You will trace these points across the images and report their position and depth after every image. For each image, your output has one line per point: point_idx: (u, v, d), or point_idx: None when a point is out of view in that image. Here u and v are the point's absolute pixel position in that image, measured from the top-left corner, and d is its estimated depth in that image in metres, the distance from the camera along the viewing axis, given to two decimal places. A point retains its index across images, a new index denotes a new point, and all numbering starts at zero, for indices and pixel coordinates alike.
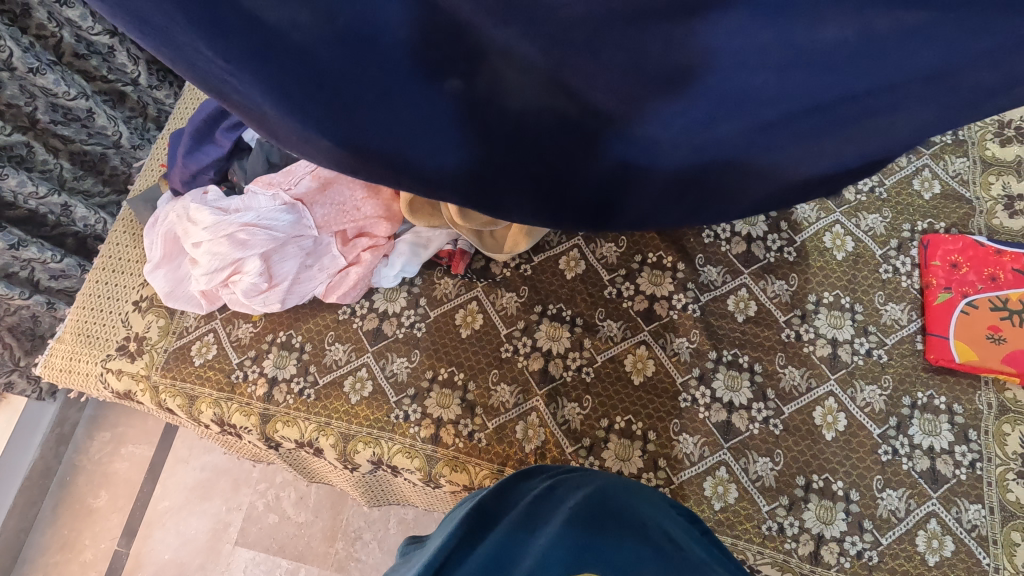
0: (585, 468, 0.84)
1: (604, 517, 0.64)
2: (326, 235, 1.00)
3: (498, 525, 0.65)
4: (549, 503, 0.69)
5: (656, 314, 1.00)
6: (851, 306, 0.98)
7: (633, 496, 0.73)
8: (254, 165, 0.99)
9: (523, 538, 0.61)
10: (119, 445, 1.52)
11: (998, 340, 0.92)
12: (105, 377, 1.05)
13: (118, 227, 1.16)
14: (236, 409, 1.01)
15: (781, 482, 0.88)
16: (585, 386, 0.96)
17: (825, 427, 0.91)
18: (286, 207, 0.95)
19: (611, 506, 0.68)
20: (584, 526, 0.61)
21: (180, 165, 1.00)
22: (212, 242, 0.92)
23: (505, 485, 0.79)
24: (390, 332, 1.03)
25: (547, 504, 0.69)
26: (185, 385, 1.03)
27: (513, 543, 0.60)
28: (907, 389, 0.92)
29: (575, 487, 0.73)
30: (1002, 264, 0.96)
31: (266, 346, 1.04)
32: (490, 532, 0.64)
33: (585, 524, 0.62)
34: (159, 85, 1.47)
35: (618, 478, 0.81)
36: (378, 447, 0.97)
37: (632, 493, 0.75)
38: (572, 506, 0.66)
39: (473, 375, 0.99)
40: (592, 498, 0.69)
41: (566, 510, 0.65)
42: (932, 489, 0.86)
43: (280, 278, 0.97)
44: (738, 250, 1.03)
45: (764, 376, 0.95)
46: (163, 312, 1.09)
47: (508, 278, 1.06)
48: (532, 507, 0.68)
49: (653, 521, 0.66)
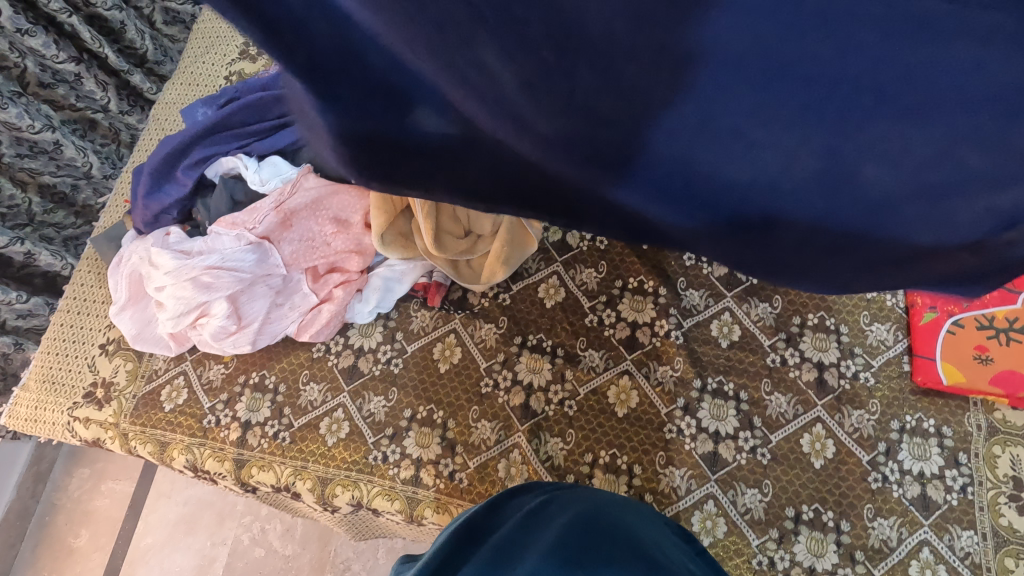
0: (577, 484, 0.78)
1: (599, 533, 0.59)
2: (296, 272, 0.97)
3: (486, 541, 0.58)
4: (540, 516, 0.64)
5: (638, 341, 0.98)
6: (837, 328, 0.96)
7: (627, 513, 0.69)
8: (217, 204, 0.96)
9: (515, 540, 0.57)
10: (99, 481, 1.48)
11: (984, 360, 0.90)
12: (72, 426, 1.01)
13: (83, 266, 1.12)
14: (209, 456, 0.97)
15: (770, 514, 0.86)
16: (568, 420, 0.94)
17: (814, 455, 0.89)
18: (252, 247, 0.91)
19: (604, 523, 0.62)
20: (580, 538, 0.56)
21: (140, 205, 0.98)
22: (175, 286, 0.89)
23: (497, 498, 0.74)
24: (366, 369, 1.00)
25: (542, 516, 0.64)
26: (156, 431, 1.00)
27: (509, 544, 0.56)
28: (895, 413, 0.90)
29: (567, 504, 0.68)
30: None
31: (239, 388, 1.00)
32: (477, 543, 0.59)
33: (582, 538, 0.56)
34: (130, 110, 1.43)
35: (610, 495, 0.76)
36: (357, 490, 0.93)
37: (627, 510, 0.70)
38: (565, 522, 0.61)
39: (453, 412, 0.96)
40: (587, 513, 0.64)
41: (558, 525, 0.60)
42: (923, 517, 0.85)
43: (249, 319, 0.93)
44: (721, 272, 1.01)
45: (750, 404, 0.92)
46: (131, 355, 1.05)
47: (486, 308, 1.03)
48: (523, 522, 0.62)
49: (649, 540, 0.62)
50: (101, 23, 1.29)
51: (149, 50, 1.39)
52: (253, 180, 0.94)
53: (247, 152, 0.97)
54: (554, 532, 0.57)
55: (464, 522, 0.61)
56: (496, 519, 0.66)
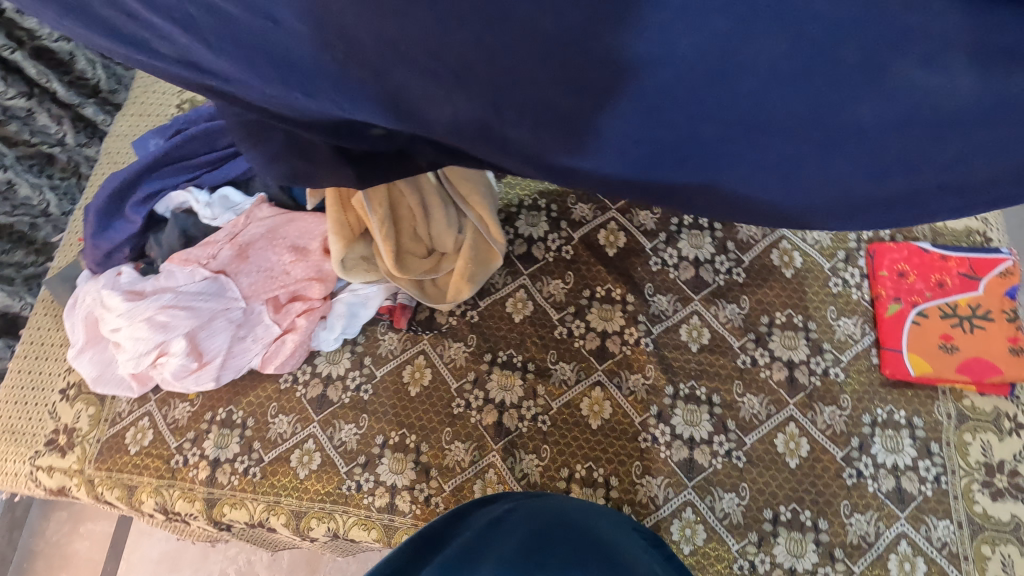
0: (549, 492, 0.74)
1: (562, 541, 0.58)
2: (257, 304, 0.94)
3: (447, 547, 0.58)
4: (497, 522, 0.63)
5: (608, 351, 0.97)
6: (804, 325, 0.96)
7: (594, 519, 0.68)
8: (169, 239, 0.95)
9: (469, 546, 0.56)
10: (78, 523, 1.37)
11: (949, 349, 0.90)
12: (36, 476, 0.98)
13: (39, 310, 1.09)
14: (178, 496, 0.95)
15: (748, 517, 0.86)
16: (542, 435, 0.93)
17: (788, 454, 0.88)
18: (208, 281, 0.90)
19: (566, 532, 0.61)
20: (532, 545, 0.55)
21: (90, 244, 0.95)
22: (130, 328, 0.86)
23: (462, 510, 0.72)
24: (336, 398, 0.98)
25: (506, 523, 0.62)
26: (123, 475, 0.97)
27: (471, 549, 0.55)
28: (866, 407, 0.90)
29: (534, 512, 0.65)
30: (948, 269, 0.95)
31: (206, 426, 0.98)
32: (435, 551, 0.57)
33: (552, 542, 0.57)
34: (89, 142, 1.34)
35: (575, 500, 0.76)
36: (332, 522, 0.91)
37: (594, 517, 0.69)
38: (526, 532, 0.59)
39: (426, 436, 0.94)
40: (550, 522, 0.63)
41: (515, 532, 0.59)
42: (899, 509, 0.85)
43: (211, 355, 0.90)
44: (687, 275, 1.01)
45: (722, 407, 0.92)
46: (93, 399, 1.02)
47: (454, 326, 1.01)
48: (483, 532, 0.60)
49: (613, 546, 0.61)
50: (48, 56, 1.19)
51: (101, 79, 1.31)
52: (205, 214, 0.95)
53: (198, 185, 0.97)
54: (505, 542, 0.56)
55: (419, 535, 0.60)
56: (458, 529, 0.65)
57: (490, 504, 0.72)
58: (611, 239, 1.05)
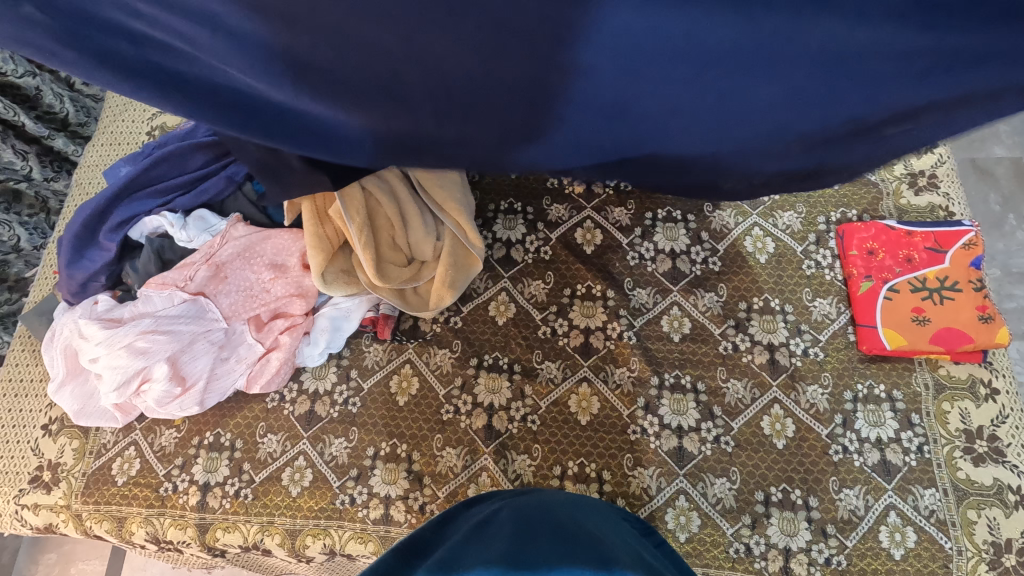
0: (536, 489, 0.75)
1: (548, 535, 0.59)
2: (238, 324, 0.94)
3: (433, 552, 0.59)
4: (484, 524, 0.63)
5: (593, 347, 0.98)
6: (782, 308, 0.98)
7: (582, 512, 0.69)
8: (145, 264, 0.94)
9: (457, 548, 0.57)
10: (68, 564, 1.32)
11: (922, 321, 0.92)
12: (21, 515, 0.96)
13: (16, 345, 1.08)
14: (169, 524, 0.93)
15: (741, 501, 0.87)
16: (533, 435, 0.93)
17: (775, 436, 0.90)
18: (187, 304, 0.90)
19: (553, 524, 0.62)
20: (518, 543, 0.56)
21: (65, 275, 0.95)
22: (110, 356, 0.86)
23: (451, 512, 0.72)
24: (324, 413, 0.97)
25: (494, 524, 0.62)
26: (111, 508, 0.95)
27: (457, 554, 0.55)
28: (847, 383, 0.92)
29: (522, 509, 0.66)
30: (915, 244, 0.98)
31: (194, 451, 0.97)
32: (424, 558, 0.57)
33: (543, 537, 0.58)
34: (57, 176, 1.32)
35: (563, 492, 0.77)
36: (329, 537, 0.91)
37: (583, 510, 0.69)
38: (514, 529, 0.60)
39: (417, 444, 0.94)
40: (536, 520, 0.63)
41: (502, 531, 0.59)
42: (886, 481, 0.86)
43: (194, 379, 0.90)
44: (664, 267, 1.03)
45: (708, 394, 0.93)
46: (76, 432, 1.01)
47: (438, 333, 1.02)
48: (468, 534, 0.61)
49: (597, 535, 0.62)
50: (13, 91, 1.19)
51: (70, 112, 1.30)
52: (180, 237, 0.94)
53: (170, 210, 0.96)
54: (492, 542, 0.57)
55: (404, 542, 0.60)
56: (446, 535, 0.65)
57: (478, 505, 0.72)
58: (588, 237, 1.06)
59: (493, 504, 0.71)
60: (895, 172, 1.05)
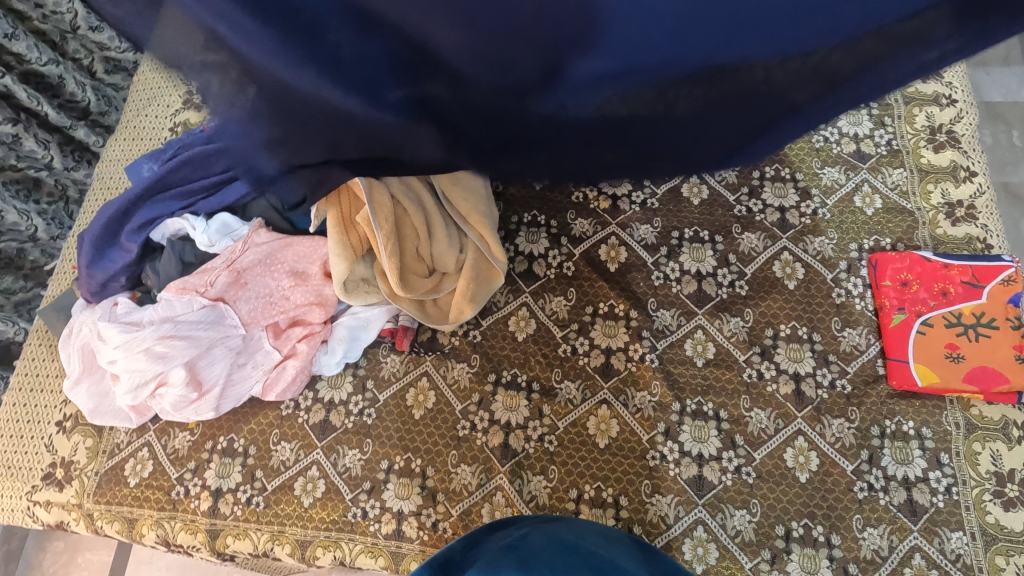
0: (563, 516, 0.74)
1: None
2: (256, 330, 0.93)
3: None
4: (518, 553, 0.61)
5: (614, 368, 0.96)
6: (809, 336, 0.95)
7: (619, 552, 0.66)
8: (166, 267, 0.93)
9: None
10: (76, 553, 1.32)
11: (955, 358, 0.90)
12: (33, 511, 0.96)
13: (32, 340, 1.07)
14: (180, 528, 0.93)
15: (760, 534, 0.85)
16: (549, 456, 0.92)
17: (798, 469, 0.88)
18: (206, 309, 0.89)
19: (578, 557, 0.61)
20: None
21: (84, 275, 0.94)
22: (127, 360, 0.85)
23: (480, 535, 0.70)
24: (338, 423, 0.96)
25: (529, 555, 0.60)
26: (123, 508, 0.95)
27: None
28: (874, 418, 0.90)
29: (550, 538, 0.64)
30: (951, 278, 0.95)
31: (207, 456, 0.96)
32: None
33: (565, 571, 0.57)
34: (76, 166, 1.31)
35: (599, 525, 0.74)
36: (339, 550, 0.90)
37: (620, 551, 0.67)
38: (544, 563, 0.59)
39: (432, 460, 0.93)
40: (564, 551, 0.61)
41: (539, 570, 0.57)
42: (912, 522, 0.84)
43: (210, 384, 0.89)
44: (690, 289, 1.01)
45: (730, 422, 0.91)
46: (90, 431, 1.00)
47: (457, 347, 1.00)
48: (498, 559, 0.60)
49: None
50: (36, 79, 1.18)
51: (92, 101, 1.30)
52: (202, 241, 0.93)
53: (193, 212, 0.95)
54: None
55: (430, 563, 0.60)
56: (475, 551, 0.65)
57: (509, 529, 0.70)
58: (612, 255, 1.04)
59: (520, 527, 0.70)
60: (932, 200, 1.02)
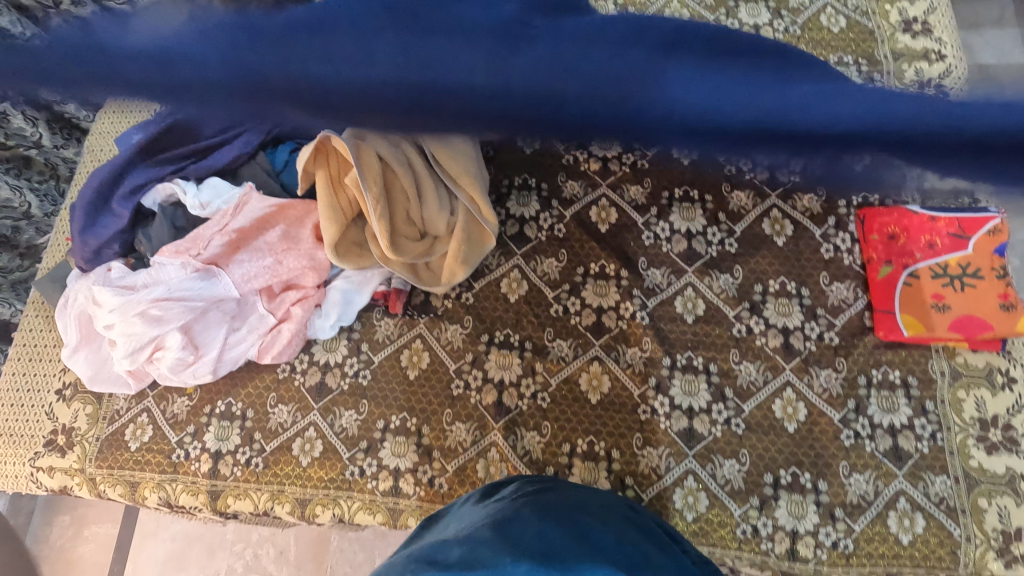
0: (553, 481, 0.78)
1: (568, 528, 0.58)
2: (250, 294, 0.94)
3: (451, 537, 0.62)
4: (507, 517, 0.61)
5: (605, 327, 0.97)
6: (798, 291, 0.96)
7: (611, 521, 0.66)
8: (158, 233, 0.93)
9: (476, 539, 0.55)
10: (82, 526, 1.35)
11: (942, 307, 0.92)
12: (37, 477, 0.98)
13: (29, 312, 1.08)
14: (182, 490, 0.95)
15: (749, 482, 0.87)
16: (543, 413, 0.93)
17: (787, 419, 0.89)
18: (199, 273, 0.90)
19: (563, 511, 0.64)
20: (540, 540, 0.54)
21: (77, 241, 0.94)
22: (123, 324, 0.86)
23: (470, 511, 0.70)
24: (334, 384, 0.97)
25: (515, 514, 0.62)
26: (125, 472, 0.96)
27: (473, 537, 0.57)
28: (862, 368, 0.91)
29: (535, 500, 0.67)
30: (938, 230, 0.96)
31: (205, 419, 0.97)
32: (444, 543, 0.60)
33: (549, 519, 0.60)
34: (65, 143, 1.25)
35: (590, 496, 0.74)
36: (337, 507, 0.92)
37: (612, 519, 0.67)
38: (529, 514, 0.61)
39: (426, 418, 0.94)
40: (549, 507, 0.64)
41: (529, 525, 0.57)
42: (897, 468, 0.86)
43: (207, 347, 0.91)
44: (680, 248, 1.01)
45: (720, 375, 0.93)
46: (90, 398, 1.01)
47: (449, 309, 1.01)
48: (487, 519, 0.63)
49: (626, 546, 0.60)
50: None
51: None
52: (193, 204, 0.93)
53: (183, 177, 0.95)
54: (512, 535, 0.55)
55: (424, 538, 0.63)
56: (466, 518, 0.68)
57: (497, 502, 0.70)
58: (603, 216, 1.05)
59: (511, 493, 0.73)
60: None
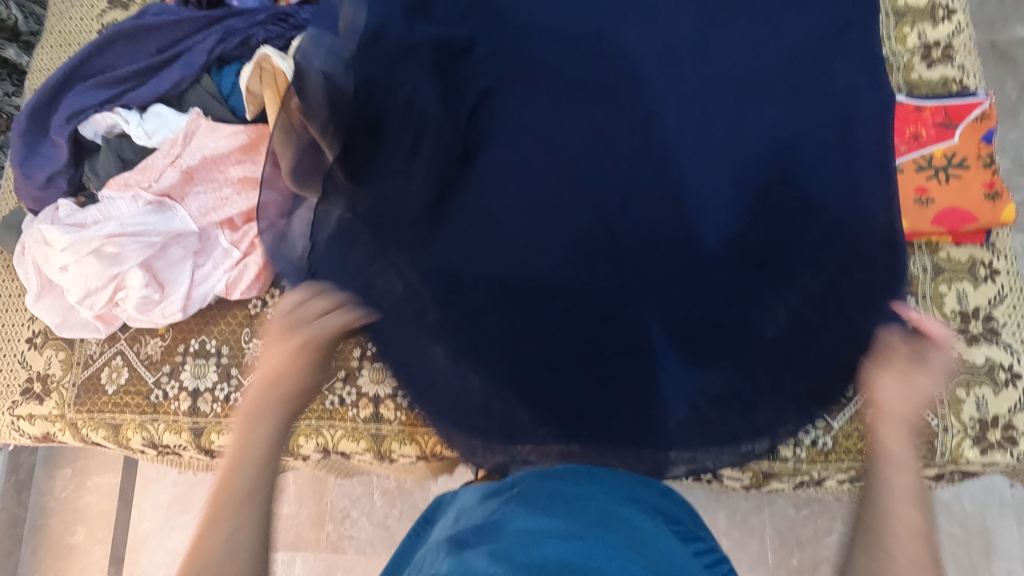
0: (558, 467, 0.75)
1: (553, 525, 0.58)
2: (211, 229, 0.89)
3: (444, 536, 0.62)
4: (498, 525, 0.59)
5: None
6: None
7: (613, 517, 0.62)
8: (105, 166, 0.89)
9: (463, 553, 0.54)
10: (84, 478, 1.36)
11: (925, 202, 0.87)
12: (19, 425, 0.98)
13: None
14: (164, 428, 0.94)
15: None
16: None
17: None
18: (153, 207, 0.87)
19: (555, 506, 0.63)
20: (524, 552, 0.53)
21: (20, 178, 0.90)
22: (79, 263, 0.85)
23: (466, 508, 0.69)
24: None
25: (506, 512, 0.62)
26: (105, 415, 0.96)
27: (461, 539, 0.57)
28: None
29: (530, 492, 0.66)
30: (923, 120, 0.90)
31: (180, 358, 0.96)
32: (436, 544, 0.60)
33: (538, 518, 0.59)
34: (18, 91, 1.25)
35: (596, 485, 0.71)
36: (321, 437, 0.92)
37: (617, 518, 0.63)
38: (518, 513, 0.61)
39: None
40: (539, 501, 0.64)
41: (514, 534, 0.56)
42: None
43: (172, 284, 0.87)
44: None
45: None
46: (61, 344, 0.99)
47: None
48: (478, 517, 0.63)
49: (623, 546, 0.57)
50: None
51: (18, 19, 1.20)
52: (138, 134, 0.89)
53: (125, 105, 0.91)
54: (498, 548, 0.53)
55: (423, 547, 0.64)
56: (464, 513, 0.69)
57: (494, 499, 0.67)
58: None
59: (513, 479, 0.73)
60: (907, 44, 0.97)
